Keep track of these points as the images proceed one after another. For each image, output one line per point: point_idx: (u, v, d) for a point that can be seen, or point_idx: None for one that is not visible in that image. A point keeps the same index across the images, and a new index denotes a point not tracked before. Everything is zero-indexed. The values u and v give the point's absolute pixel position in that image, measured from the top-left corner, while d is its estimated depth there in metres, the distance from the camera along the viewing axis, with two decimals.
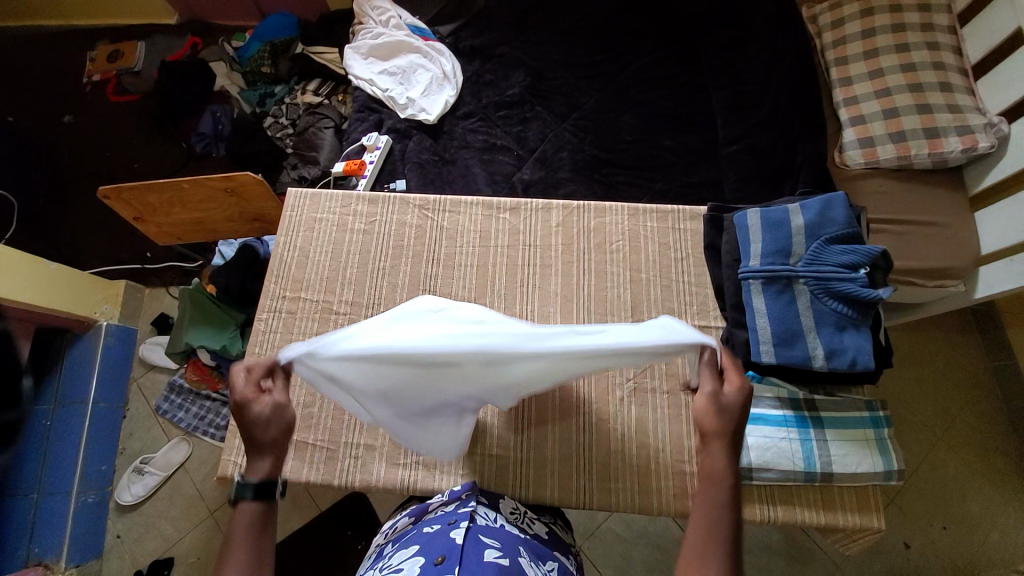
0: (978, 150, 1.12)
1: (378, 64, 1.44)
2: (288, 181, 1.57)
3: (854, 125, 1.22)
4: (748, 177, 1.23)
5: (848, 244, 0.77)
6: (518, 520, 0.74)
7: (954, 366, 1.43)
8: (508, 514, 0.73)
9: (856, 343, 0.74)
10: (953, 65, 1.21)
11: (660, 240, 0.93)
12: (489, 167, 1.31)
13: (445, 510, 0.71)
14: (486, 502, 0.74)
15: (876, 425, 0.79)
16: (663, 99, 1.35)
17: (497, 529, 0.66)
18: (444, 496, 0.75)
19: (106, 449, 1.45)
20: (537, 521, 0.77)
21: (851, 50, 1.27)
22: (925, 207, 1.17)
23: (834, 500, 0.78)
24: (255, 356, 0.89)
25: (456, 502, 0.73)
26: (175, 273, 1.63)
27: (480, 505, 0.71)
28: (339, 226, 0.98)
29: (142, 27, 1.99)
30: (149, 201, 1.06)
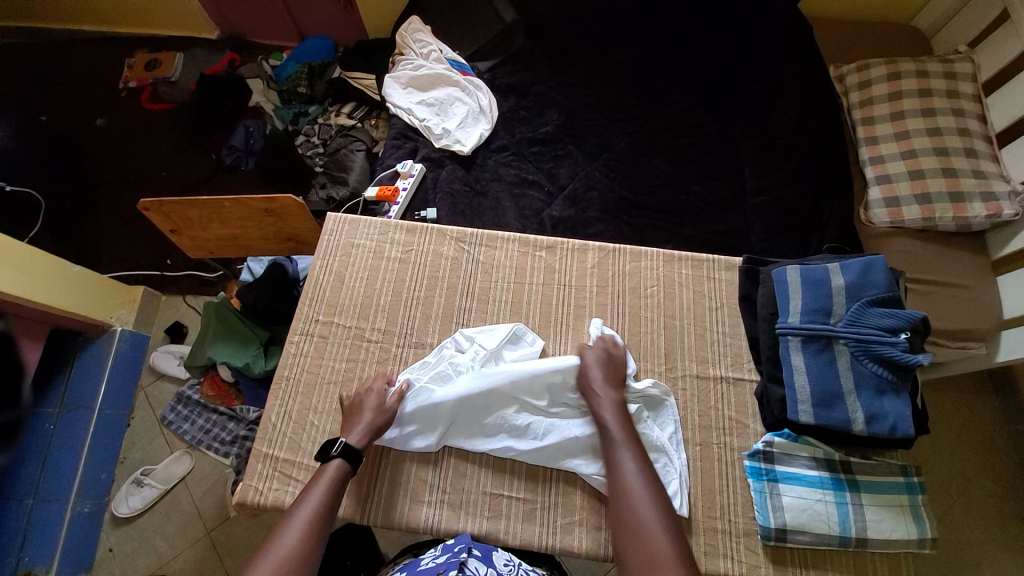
0: (1002, 217, 1.14)
1: (417, 94, 1.48)
2: (316, 200, 1.58)
3: (880, 183, 1.25)
4: (775, 229, 1.25)
5: (888, 307, 0.78)
6: (512, 573, 0.70)
7: (971, 427, 1.42)
8: (502, 566, 0.70)
9: (896, 408, 0.74)
10: (978, 132, 1.24)
11: (695, 288, 0.94)
12: (520, 202, 1.33)
13: (435, 561, 0.68)
14: (479, 553, 0.71)
15: (911, 491, 0.78)
16: (692, 147, 1.38)
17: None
18: (437, 549, 0.72)
19: (107, 458, 1.42)
20: (530, 571, 0.73)
21: (877, 111, 1.31)
22: (949, 269, 1.19)
23: (868, 568, 0.76)
24: (284, 379, 0.89)
25: (448, 554, 0.70)
26: (193, 282, 1.63)
27: (471, 558, 0.69)
28: (376, 252, 0.99)
29: (183, 40, 2.04)
30: (187, 215, 1.08)
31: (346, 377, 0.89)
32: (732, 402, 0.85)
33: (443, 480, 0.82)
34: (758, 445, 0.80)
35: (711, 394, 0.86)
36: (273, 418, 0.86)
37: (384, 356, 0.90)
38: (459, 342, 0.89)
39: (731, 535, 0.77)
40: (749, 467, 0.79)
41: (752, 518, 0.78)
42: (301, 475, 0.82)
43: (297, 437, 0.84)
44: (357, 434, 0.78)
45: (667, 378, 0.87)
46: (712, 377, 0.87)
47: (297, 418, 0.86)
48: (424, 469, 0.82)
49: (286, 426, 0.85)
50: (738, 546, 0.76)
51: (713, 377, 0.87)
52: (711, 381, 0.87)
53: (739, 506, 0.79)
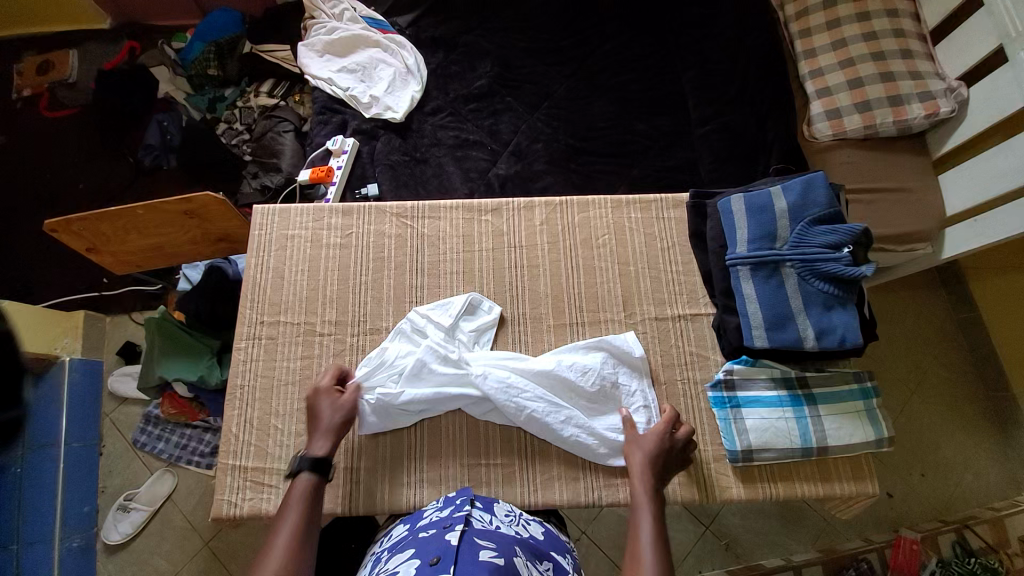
0: (939, 115, 1.15)
1: (336, 61, 1.37)
2: (250, 191, 1.48)
3: (821, 97, 1.23)
4: (723, 157, 1.23)
5: (830, 224, 0.78)
6: (514, 524, 0.71)
7: (924, 322, 1.50)
8: (504, 515, 0.72)
9: (844, 321, 0.75)
10: (912, 32, 1.23)
11: (646, 231, 0.93)
12: (464, 164, 1.27)
13: (439, 515, 0.69)
14: (481, 505, 0.72)
15: (865, 396, 0.82)
16: (633, 82, 1.33)
17: (493, 531, 0.65)
18: (439, 502, 0.74)
19: (85, 490, 1.38)
20: (532, 521, 0.75)
21: (813, 22, 1.27)
22: (893, 174, 1.20)
23: (832, 473, 0.81)
24: (238, 387, 0.85)
25: (450, 507, 0.71)
26: (136, 297, 1.54)
27: (474, 508, 0.69)
28: (314, 241, 0.94)
29: (68, 32, 1.82)
30: (101, 230, 0.99)
31: (304, 375, 0.86)
32: (692, 337, 0.86)
33: (418, 458, 0.81)
34: (719, 375, 0.82)
35: (671, 333, 0.87)
36: (234, 428, 0.83)
37: (340, 348, 0.87)
38: (414, 322, 0.86)
39: (702, 463, 0.80)
40: (712, 398, 0.82)
41: (720, 445, 0.81)
42: (274, 479, 0.80)
43: (263, 443, 0.82)
44: (321, 443, 0.73)
45: (627, 325, 0.88)
46: (671, 317, 0.88)
47: (259, 424, 0.83)
48: (397, 451, 0.82)
49: (249, 434, 0.83)
50: (710, 473, 0.80)
51: (671, 317, 0.88)
52: (670, 320, 0.87)
53: (707, 436, 0.81)
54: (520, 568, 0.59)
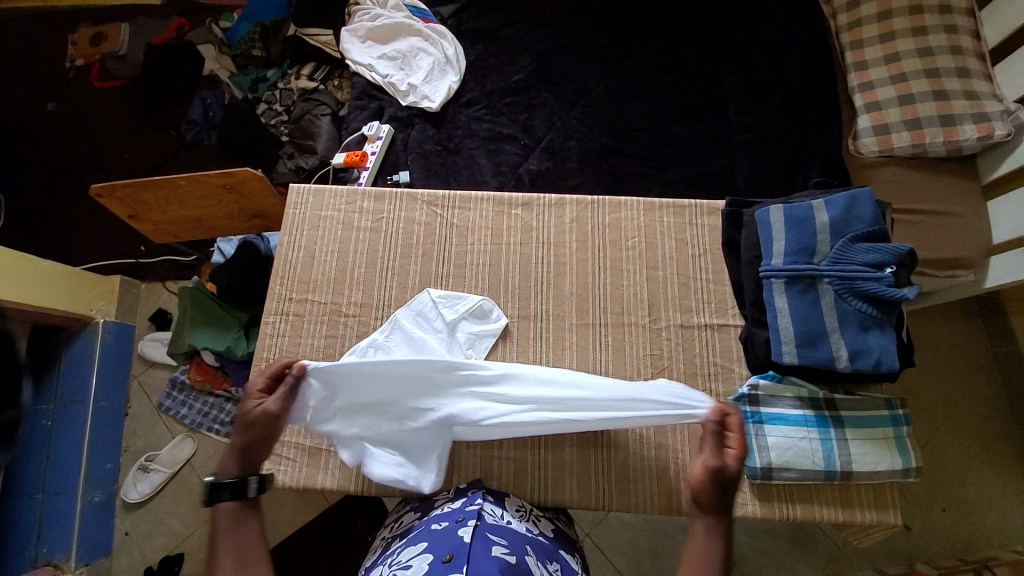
0: (994, 137, 1.09)
1: (377, 48, 1.38)
2: (285, 171, 1.51)
3: (869, 112, 1.19)
4: (761, 167, 1.20)
5: (874, 242, 0.75)
6: (524, 518, 0.73)
7: (960, 353, 1.43)
8: (515, 511, 0.74)
9: (880, 344, 0.73)
10: (973, 48, 1.17)
11: (678, 237, 0.91)
12: (496, 157, 1.27)
13: (452, 507, 0.71)
14: (493, 499, 0.74)
15: (895, 422, 0.79)
16: (673, 85, 1.31)
17: (505, 527, 0.67)
18: (450, 495, 0.75)
19: (110, 447, 1.43)
20: (542, 519, 0.77)
21: (866, 33, 1.23)
22: (940, 196, 1.15)
23: (853, 499, 0.78)
24: (263, 361, 0.87)
25: (463, 499, 0.72)
26: (170, 266, 1.59)
27: (487, 502, 0.71)
28: (345, 223, 0.95)
29: (124, 7, 1.89)
30: (143, 198, 1.02)
31: (327, 354, 0.87)
32: (717, 348, 0.85)
33: None
34: (743, 389, 0.80)
35: (695, 342, 0.85)
36: None
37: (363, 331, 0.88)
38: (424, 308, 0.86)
39: None
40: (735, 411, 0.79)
41: None
42: (292, 453, 0.82)
43: None
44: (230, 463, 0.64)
45: (651, 331, 0.86)
46: (697, 326, 0.86)
47: None
48: None
49: None
50: None
51: (697, 325, 0.86)
52: (696, 329, 0.86)
53: None
54: (531, 567, 0.60)
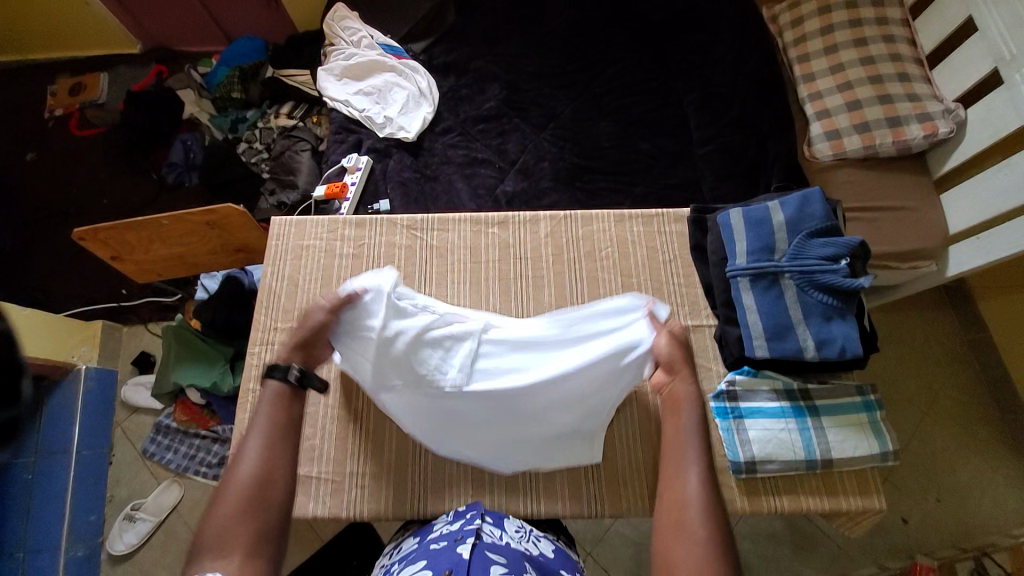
0: (939, 135, 1.18)
1: (353, 85, 1.44)
2: (268, 207, 1.54)
3: (820, 119, 1.27)
4: (724, 176, 1.26)
5: (828, 237, 0.80)
6: (524, 540, 0.71)
7: (933, 342, 1.49)
8: (514, 532, 0.72)
9: (843, 332, 0.77)
10: (909, 56, 1.27)
11: (648, 245, 0.95)
12: (472, 181, 1.31)
13: (450, 528, 0.71)
14: (492, 520, 0.73)
15: (869, 408, 0.82)
16: (636, 105, 1.38)
17: (503, 545, 0.67)
18: (449, 516, 0.74)
19: (93, 498, 1.39)
20: (543, 539, 0.75)
21: (811, 47, 1.32)
22: (894, 193, 1.22)
23: (837, 487, 0.80)
24: (250, 392, 0.87)
25: (461, 521, 0.72)
26: (153, 308, 1.58)
27: (486, 523, 0.70)
28: (328, 252, 0.97)
29: (102, 58, 1.93)
30: (127, 239, 1.04)
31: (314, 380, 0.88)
32: (694, 348, 0.88)
33: (423, 464, 0.83)
34: (721, 386, 0.83)
35: None
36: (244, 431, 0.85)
37: None
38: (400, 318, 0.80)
39: None
40: (715, 408, 0.82)
41: (723, 456, 0.81)
42: None
43: None
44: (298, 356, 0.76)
45: None
46: None
47: None
48: (403, 456, 0.83)
49: None
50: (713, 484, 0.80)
51: None
52: None
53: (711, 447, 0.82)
54: None
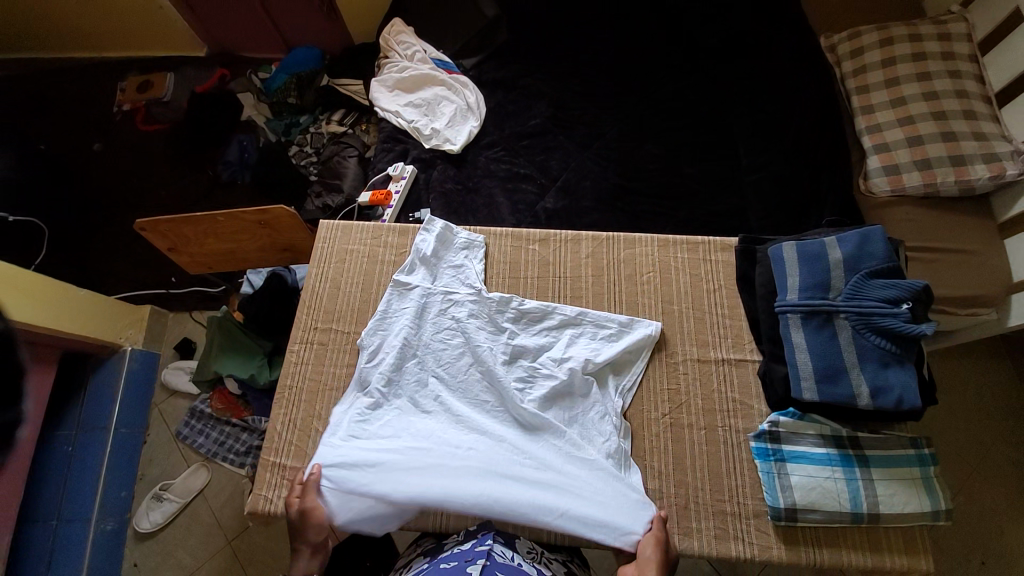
0: (1006, 177, 1.11)
1: (404, 96, 1.48)
2: (313, 209, 1.59)
3: (878, 153, 1.21)
4: (772, 206, 1.23)
5: (888, 278, 0.76)
6: (536, 561, 0.73)
7: (987, 394, 1.39)
8: (527, 553, 0.73)
9: (901, 380, 0.72)
10: (977, 92, 1.21)
11: (692, 272, 0.93)
12: (513, 196, 1.32)
13: (461, 548, 0.71)
14: (504, 540, 0.73)
15: (924, 463, 0.77)
16: (683, 129, 1.37)
17: (516, 568, 0.66)
18: (460, 537, 0.74)
19: (126, 475, 1.44)
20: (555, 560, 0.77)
21: (870, 79, 1.28)
22: (954, 234, 1.16)
23: (882, 543, 0.75)
24: (286, 389, 0.89)
25: (472, 540, 0.72)
26: (198, 297, 1.65)
27: (497, 543, 0.70)
28: (371, 256, 0.99)
29: (172, 59, 2.06)
30: (183, 232, 1.09)
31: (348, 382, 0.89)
32: (735, 382, 0.85)
33: None
34: (764, 425, 0.79)
35: (713, 377, 0.85)
36: (278, 426, 0.86)
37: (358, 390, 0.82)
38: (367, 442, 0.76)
39: (740, 517, 0.77)
40: (755, 449, 0.79)
41: (761, 500, 0.78)
42: None
43: (302, 445, 0.85)
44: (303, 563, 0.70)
45: (667, 364, 0.87)
46: (714, 360, 0.86)
47: (302, 426, 0.86)
48: None
49: (291, 434, 0.86)
50: (749, 528, 0.76)
51: (715, 360, 0.86)
52: (713, 364, 0.86)
53: (749, 488, 0.78)
54: None
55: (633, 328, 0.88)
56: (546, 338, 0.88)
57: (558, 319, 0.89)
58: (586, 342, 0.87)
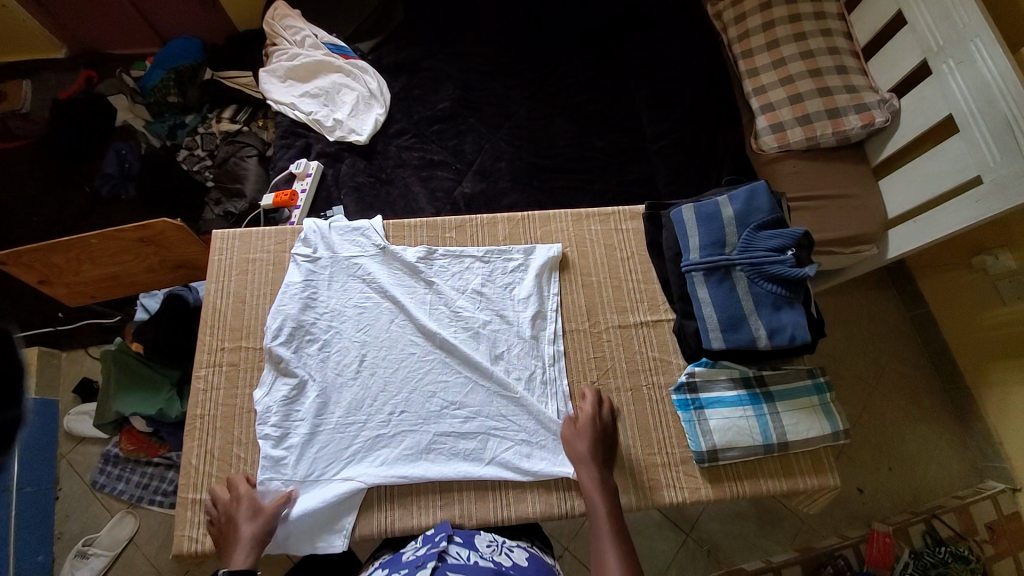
0: (876, 125, 1.23)
1: (299, 87, 1.38)
2: (212, 218, 1.47)
3: (765, 112, 1.31)
4: (678, 170, 1.29)
5: (775, 229, 0.83)
6: (496, 553, 0.70)
7: (879, 320, 1.58)
8: (486, 548, 0.71)
9: (793, 320, 0.80)
10: (846, 49, 1.32)
11: (607, 243, 0.96)
12: (430, 184, 1.29)
13: (416, 553, 0.68)
14: (461, 540, 0.72)
15: (820, 391, 0.86)
16: (591, 102, 1.39)
17: (470, 565, 0.64)
18: (419, 542, 0.71)
19: (40, 537, 1.28)
20: (517, 548, 0.74)
21: (754, 42, 1.36)
22: (834, 180, 1.28)
23: (794, 467, 0.84)
24: (197, 419, 0.81)
25: (429, 545, 0.70)
26: (94, 330, 1.47)
27: (453, 544, 0.69)
28: (277, 264, 0.91)
29: (18, 62, 1.77)
30: (52, 262, 0.95)
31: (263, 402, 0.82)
32: (655, 342, 0.89)
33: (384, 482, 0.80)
34: (682, 378, 0.85)
35: (634, 340, 0.89)
36: (193, 461, 0.79)
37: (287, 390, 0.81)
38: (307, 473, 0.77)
39: (671, 466, 0.82)
40: (677, 401, 0.84)
41: (687, 447, 0.83)
42: None
43: (225, 475, 0.79)
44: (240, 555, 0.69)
45: (592, 334, 0.90)
46: (634, 324, 0.90)
47: (221, 455, 0.80)
48: None
49: (210, 466, 0.79)
50: (678, 475, 0.82)
51: (634, 324, 0.91)
52: (633, 328, 0.90)
53: (675, 439, 0.84)
54: None
55: (535, 255, 0.92)
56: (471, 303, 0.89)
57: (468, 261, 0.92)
58: (501, 279, 0.91)
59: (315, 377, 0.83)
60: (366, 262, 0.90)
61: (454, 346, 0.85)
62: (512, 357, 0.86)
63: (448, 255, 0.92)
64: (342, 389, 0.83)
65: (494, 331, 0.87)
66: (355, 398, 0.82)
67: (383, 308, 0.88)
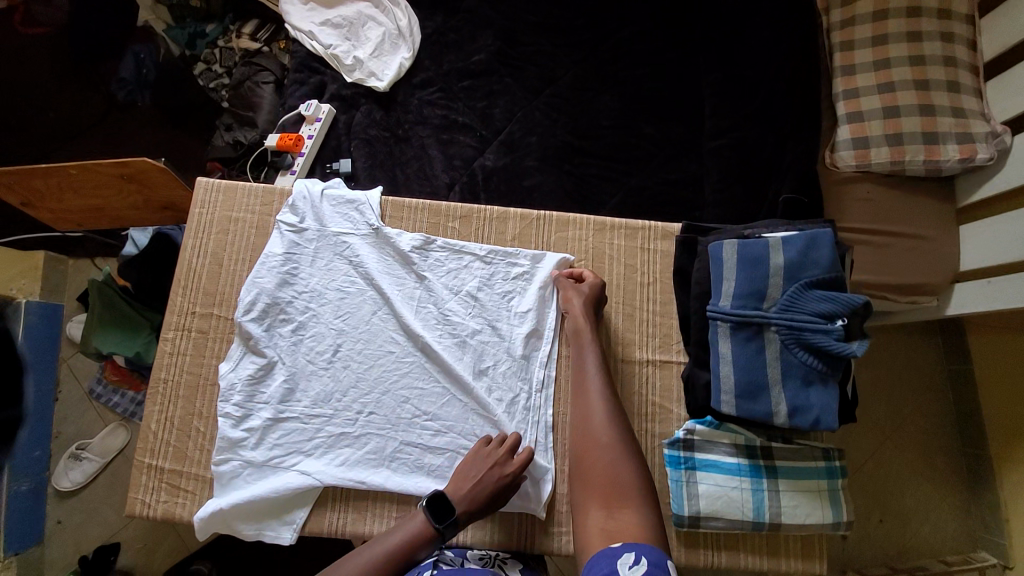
0: (975, 161, 1.02)
1: (321, 12, 1.22)
2: (221, 144, 1.37)
3: (850, 122, 1.10)
4: (731, 177, 1.12)
5: (827, 290, 0.69)
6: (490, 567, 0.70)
7: (917, 371, 1.43)
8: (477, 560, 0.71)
9: (822, 401, 0.68)
10: (965, 60, 1.07)
11: (627, 262, 0.84)
12: (448, 149, 1.16)
13: None
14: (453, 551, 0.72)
15: (831, 475, 0.76)
16: (648, 79, 1.20)
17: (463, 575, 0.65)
18: None
19: (39, 434, 1.33)
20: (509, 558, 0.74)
21: (858, 33, 1.12)
22: (909, 217, 1.09)
23: (780, 548, 0.76)
24: (161, 383, 0.79)
25: None
26: (99, 242, 1.45)
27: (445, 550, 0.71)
28: (261, 227, 0.84)
29: None
30: (33, 185, 0.90)
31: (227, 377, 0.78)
32: (657, 386, 0.80)
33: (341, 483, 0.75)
34: (679, 433, 0.76)
35: (635, 380, 0.80)
36: (153, 425, 0.77)
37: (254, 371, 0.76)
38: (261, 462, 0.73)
39: None
40: (668, 457, 0.75)
41: (667, 505, 0.76)
42: (189, 486, 0.75)
43: (182, 445, 0.76)
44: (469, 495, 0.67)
45: None
46: (637, 361, 0.81)
47: (180, 424, 0.77)
48: None
49: (168, 433, 0.77)
50: None
51: (638, 361, 0.81)
52: (636, 365, 0.81)
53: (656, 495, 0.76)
54: None
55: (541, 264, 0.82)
56: (461, 305, 0.80)
57: (466, 259, 0.82)
58: (499, 286, 0.81)
59: (284, 360, 0.77)
60: (356, 242, 0.82)
61: (436, 351, 0.77)
62: (497, 374, 0.78)
63: (447, 247, 0.82)
64: (310, 376, 0.77)
65: (483, 340, 0.79)
66: (322, 389, 0.77)
67: (367, 297, 0.80)
